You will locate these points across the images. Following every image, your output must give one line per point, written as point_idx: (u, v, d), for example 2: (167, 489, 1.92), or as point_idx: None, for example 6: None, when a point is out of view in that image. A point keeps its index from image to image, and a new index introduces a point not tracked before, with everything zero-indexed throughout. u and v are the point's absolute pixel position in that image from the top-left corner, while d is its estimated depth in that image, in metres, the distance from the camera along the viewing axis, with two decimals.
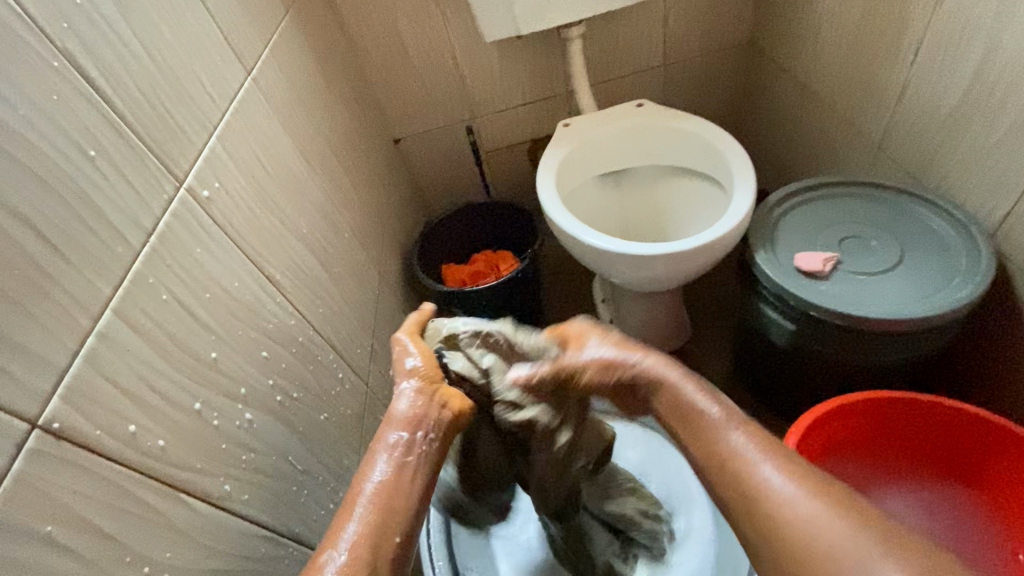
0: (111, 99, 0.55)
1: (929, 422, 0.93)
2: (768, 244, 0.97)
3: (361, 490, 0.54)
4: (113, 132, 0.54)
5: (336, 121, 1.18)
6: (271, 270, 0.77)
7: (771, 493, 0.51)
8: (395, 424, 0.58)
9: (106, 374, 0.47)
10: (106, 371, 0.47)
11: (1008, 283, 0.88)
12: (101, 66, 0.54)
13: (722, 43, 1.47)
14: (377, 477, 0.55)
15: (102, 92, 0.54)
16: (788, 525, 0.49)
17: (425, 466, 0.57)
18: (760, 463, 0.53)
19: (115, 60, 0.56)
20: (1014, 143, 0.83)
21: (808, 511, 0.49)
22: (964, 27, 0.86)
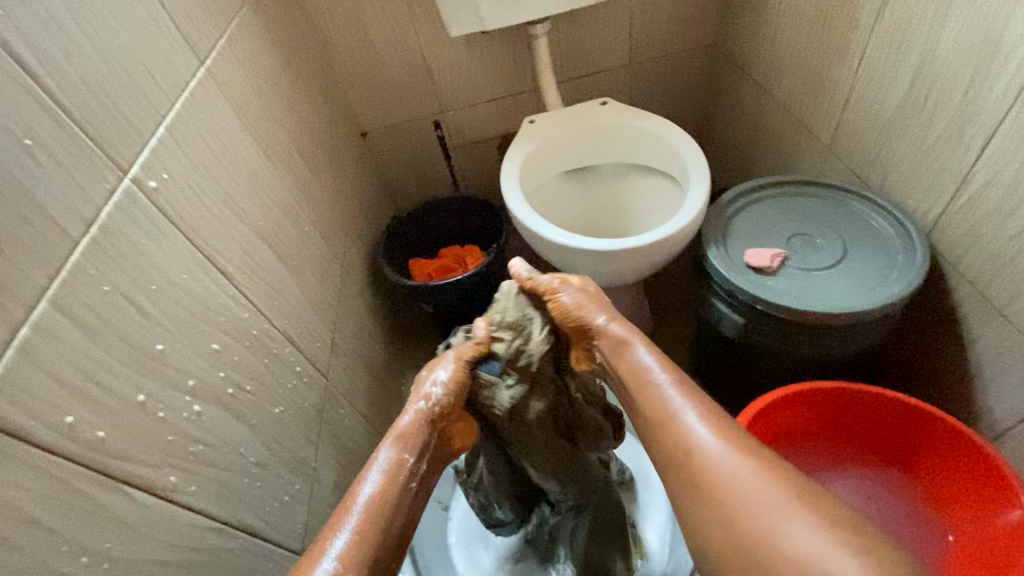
0: (49, 87, 0.54)
1: (897, 423, 0.96)
2: (720, 240, 1.00)
3: (354, 501, 0.60)
4: (52, 121, 0.53)
5: (298, 113, 1.18)
6: (223, 262, 0.77)
7: (710, 463, 0.57)
8: (393, 442, 0.65)
9: (42, 364, 0.47)
10: (42, 361, 0.47)
11: (939, 281, 0.93)
12: (40, 53, 0.54)
13: (685, 44, 1.49)
14: (367, 491, 0.61)
15: (41, 80, 0.53)
16: (720, 487, 0.55)
17: (417, 477, 0.64)
18: (701, 430, 0.59)
19: (55, 48, 0.56)
20: (947, 147, 0.87)
21: (737, 473, 0.55)
22: (902, 35, 0.90)
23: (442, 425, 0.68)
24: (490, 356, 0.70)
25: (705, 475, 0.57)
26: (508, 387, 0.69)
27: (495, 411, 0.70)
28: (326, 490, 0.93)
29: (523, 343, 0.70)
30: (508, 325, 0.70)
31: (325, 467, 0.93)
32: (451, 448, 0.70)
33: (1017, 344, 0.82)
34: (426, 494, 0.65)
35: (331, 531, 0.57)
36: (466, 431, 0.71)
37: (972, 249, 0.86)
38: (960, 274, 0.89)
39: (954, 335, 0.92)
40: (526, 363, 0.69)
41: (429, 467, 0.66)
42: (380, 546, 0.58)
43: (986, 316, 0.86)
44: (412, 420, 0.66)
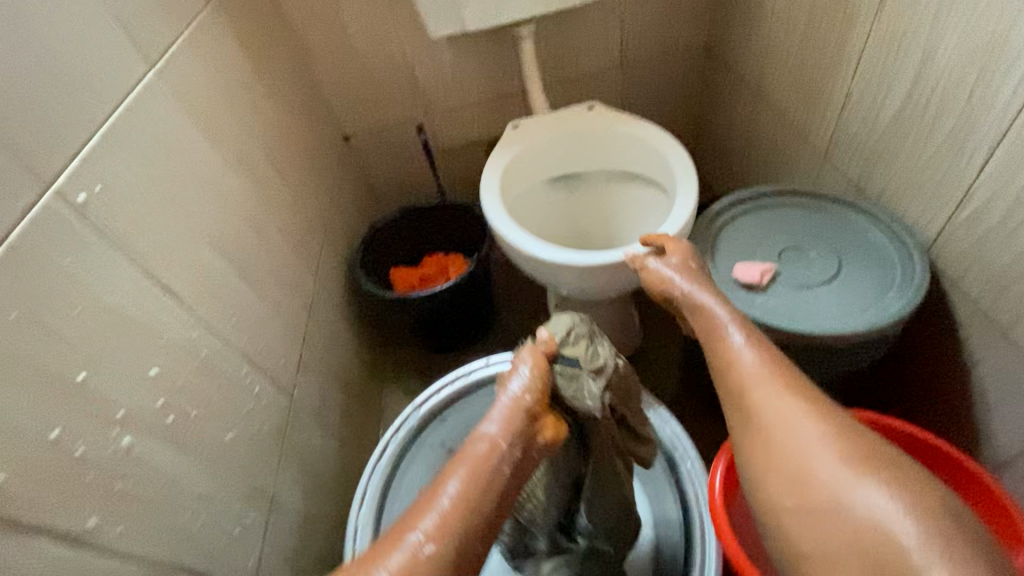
0: None
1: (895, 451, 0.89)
2: (706, 254, 0.95)
3: (443, 489, 0.54)
4: None
5: (271, 117, 1.12)
6: (169, 279, 0.71)
7: (768, 400, 0.59)
8: (488, 427, 0.58)
9: None
10: None
11: (940, 299, 0.87)
12: None
13: (677, 46, 1.44)
14: (452, 490, 0.53)
15: None
16: (770, 420, 0.58)
17: (513, 466, 0.57)
18: (754, 371, 0.61)
19: None
20: (948, 158, 0.81)
21: (785, 412, 0.57)
22: (900, 38, 0.85)
23: (537, 415, 0.60)
24: (568, 357, 0.69)
25: (786, 465, 0.55)
26: (593, 383, 0.69)
27: (585, 408, 0.68)
28: (288, 517, 0.87)
29: (593, 349, 0.71)
30: (571, 330, 0.70)
31: (288, 493, 0.88)
32: (548, 444, 0.61)
33: (1022, 370, 0.76)
34: (516, 487, 0.57)
35: (410, 525, 0.51)
36: (558, 427, 0.62)
37: (974, 266, 0.80)
38: (962, 293, 0.83)
39: (955, 357, 0.87)
40: (600, 361, 0.70)
41: (527, 458, 0.58)
42: (468, 531, 0.52)
43: (990, 338, 0.80)
44: (503, 410, 0.60)
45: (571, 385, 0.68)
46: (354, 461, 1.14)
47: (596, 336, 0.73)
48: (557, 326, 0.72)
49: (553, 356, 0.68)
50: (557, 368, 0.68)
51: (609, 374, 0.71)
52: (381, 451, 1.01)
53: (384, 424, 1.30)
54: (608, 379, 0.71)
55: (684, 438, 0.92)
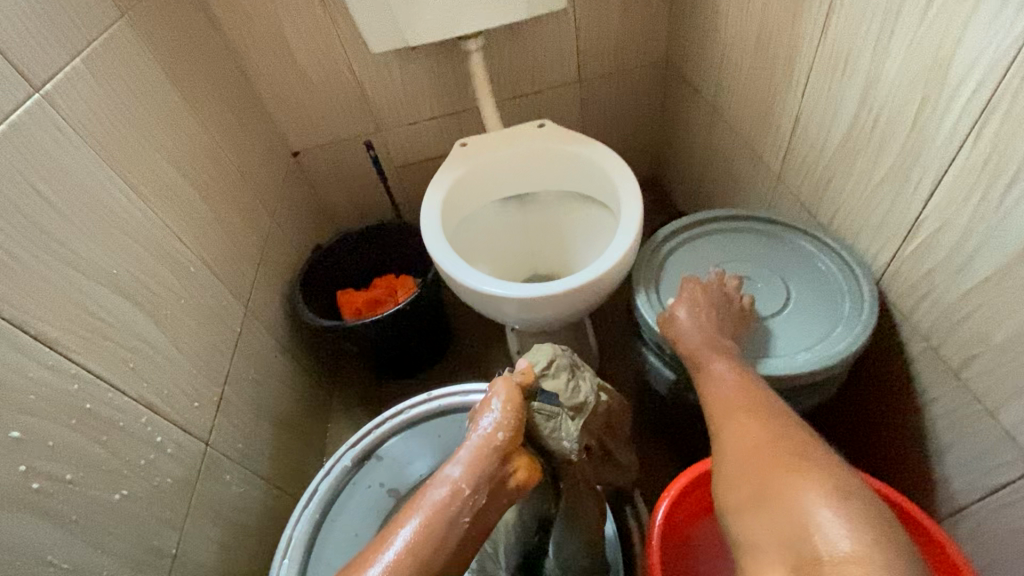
0: None
1: None
2: (650, 285, 0.90)
3: (406, 521, 0.61)
4: None
5: (198, 137, 1.05)
6: (43, 327, 0.64)
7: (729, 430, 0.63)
8: (457, 467, 0.63)
9: None
10: None
11: (891, 333, 0.83)
12: None
13: (636, 60, 1.39)
14: (416, 519, 0.60)
15: None
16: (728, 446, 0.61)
17: (475, 505, 0.62)
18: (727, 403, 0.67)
19: None
20: (894, 187, 0.77)
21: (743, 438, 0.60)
22: (845, 59, 0.80)
23: (508, 454, 0.65)
24: (548, 392, 0.76)
25: (747, 479, 0.56)
26: (572, 422, 0.75)
27: (561, 447, 0.74)
28: (198, 575, 0.81)
29: (573, 387, 0.77)
30: (552, 364, 0.77)
31: (198, 549, 0.82)
32: (518, 483, 0.66)
33: (973, 414, 0.72)
34: (482, 524, 0.64)
35: (376, 550, 0.59)
36: (529, 466, 0.67)
37: (924, 301, 0.76)
38: (913, 328, 0.79)
39: (907, 394, 0.82)
40: (579, 398, 0.77)
41: (492, 496, 0.64)
42: (425, 566, 0.58)
43: (941, 378, 0.76)
44: (472, 447, 0.65)
45: (550, 422, 0.74)
46: (287, 502, 1.07)
47: (577, 369, 0.80)
48: (540, 356, 0.79)
49: (531, 390, 0.73)
50: (536, 403, 0.74)
51: (588, 413, 0.77)
52: (307, 496, 0.92)
53: (326, 458, 1.23)
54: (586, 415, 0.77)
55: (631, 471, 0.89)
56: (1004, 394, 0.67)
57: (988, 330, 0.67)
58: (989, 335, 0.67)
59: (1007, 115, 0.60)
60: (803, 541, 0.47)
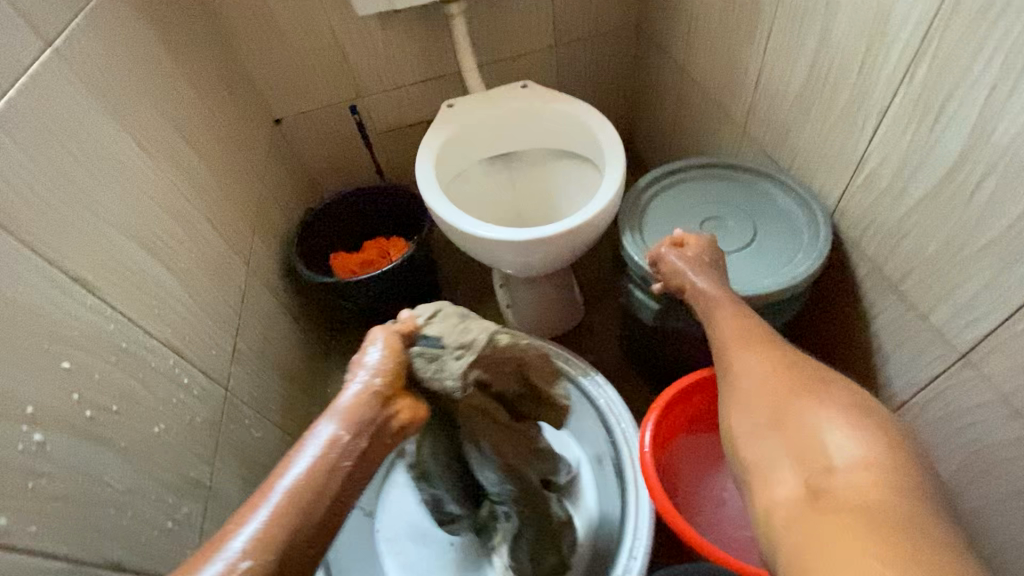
0: None
1: None
2: (634, 226, 0.99)
3: (279, 482, 0.51)
4: None
5: (190, 99, 1.07)
6: (79, 270, 0.68)
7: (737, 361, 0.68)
8: (334, 416, 0.56)
9: None
10: None
11: (843, 260, 0.94)
12: None
13: (609, 25, 1.46)
14: (295, 471, 0.51)
15: None
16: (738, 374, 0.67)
17: (357, 455, 0.54)
18: (735, 333, 0.72)
19: None
20: (846, 129, 0.87)
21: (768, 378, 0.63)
22: (801, 17, 0.90)
23: (392, 394, 0.60)
24: (429, 336, 0.69)
25: (763, 407, 0.61)
26: (456, 360, 0.69)
27: (445, 388, 0.69)
28: (228, 507, 0.87)
29: (462, 326, 0.72)
30: (436, 312, 0.71)
31: (226, 484, 0.87)
32: (403, 426, 0.60)
33: (910, 321, 0.84)
34: (365, 478, 0.55)
35: (248, 510, 0.49)
36: (416, 408, 0.61)
37: (869, 228, 0.88)
38: (860, 253, 0.91)
39: (857, 312, 0.95)
40: (467, 338, 0.71)
41: (375, 442, 0.57)
42: (297, 531, 0.48)
43: (884, 293, 0.88)
44: (351, 394, 0.58)
45: (438, 362, 0.68)
46: (298, 449, 1.13)
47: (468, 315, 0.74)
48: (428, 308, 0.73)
49: (411, 339, 0.68)
50: (417, 349, 0.68)
51: (479, 349, 0.71)
52: None
53: None
54: (478, 356, 0.71)
55: (618, 403, 1.00)
56: (935, 299, 0.79)
57: (922, 244, 0.79)
58: (923, 250, 0.79)
59: (936, 58, 0.71)
60: (810, 446, 0.54)
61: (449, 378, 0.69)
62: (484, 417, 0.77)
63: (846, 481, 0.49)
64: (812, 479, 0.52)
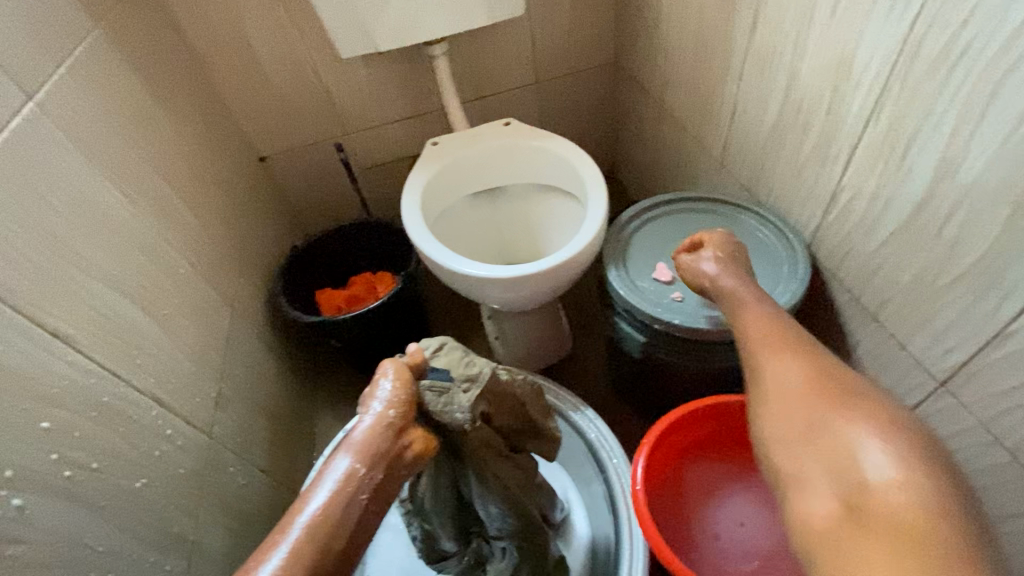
0: None
1: None
2: (619, 260, 1.01)
3: (299, 515, 0.54)
4: None
5: (175, 143, 1.07)
6: (60, 325, 0.67)
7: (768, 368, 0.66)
8: (349, 450, 0.57)
9: None
10: None
11: (823, 290, 0.97)
12: None
13: (588, 62, 1.50)
14: (313, 507, 0.54)
15: None
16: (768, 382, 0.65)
17: (371, 489, 0.56)
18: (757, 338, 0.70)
19: None
20: (818, 165, 0.91)
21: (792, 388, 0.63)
22: (770, 59, 0.94)
23: (403, 428, 0.61)
24: (437, 369, 0.71)
25: (797, 419, 0.60)
26: (465, 394, 0.70)
27: (455, 420, 0.69)
28: (212, 561, 0.84)
29: (468, 360, 0.73)
30: (440, 347, 0.75)
31: (210, 536, 0.85)
32: (416, 458, 0.61)
33: (889, 349, 0.86)
34: (380, 509, 0.58)
35: (269, 545, 0.52)
36: (428, 440, 0.63)
37: (846, 259, 0.90)
38: (839, 283, 0.93)
39: (839, 341, 0.96)
40: (473, 370, 0.72)
41: (389, 476, 0.59)
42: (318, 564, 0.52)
43: (864, 322, 0.90)
44: (365, 428, 0.59)
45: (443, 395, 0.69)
46: (284, 494, 1.10)
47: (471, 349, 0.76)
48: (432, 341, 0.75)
49: (423, 369, 0.68)
50: (426, 382, 0.69)
51: (485, 382, 0.72)
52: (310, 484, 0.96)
53: (317, 454, 1.27)
54: (484, 387, 0.72)
55: (610, 438, 0.99)
56: (911, 328, 0.82)
57: (897, 275, 0.82)
58: (897, 280, 0.82)
59: (898, 99, 0.74)
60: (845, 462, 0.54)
61: (460, 410, 0.69)
62: (490, 452, 0.75)
63: (886, 498, 0.50)
64: (848, 497, 0.51)
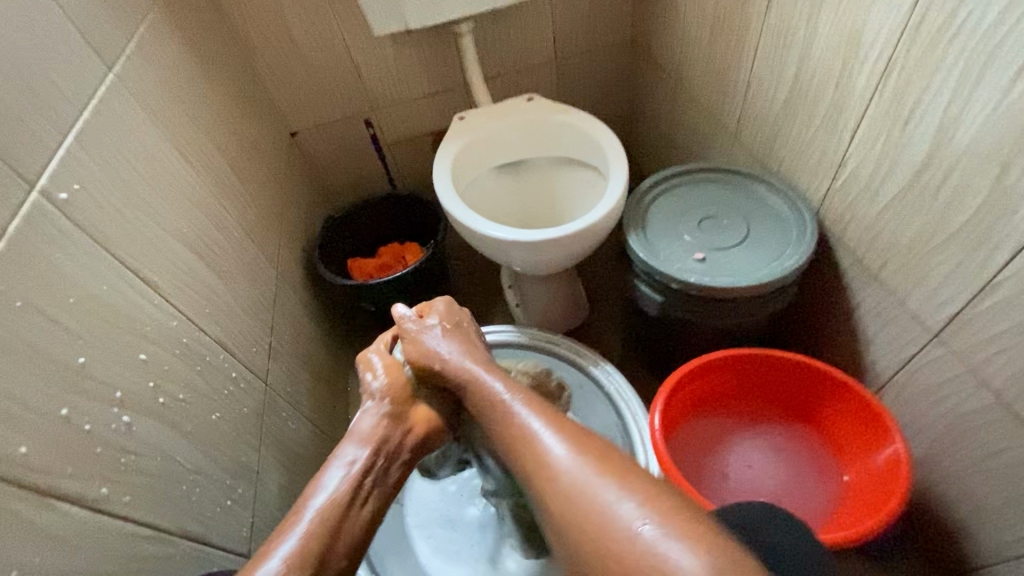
0: None
1: (787, 377, 1.02)
2: (638, 225, 1.08)
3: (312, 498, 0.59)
4: None
5: (221, 115, 1.14)
6: (145, 272, 0.75)
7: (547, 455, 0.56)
8: (354, 442, 0.65)
9: None
10: None
11: (828, 254, 1.04)
12: None
13: (605, 40, 1.56)
14: (327, 487, 0.59)
15: None
16: (554, 476, 0.54)
17: (375, 473, 0.63)
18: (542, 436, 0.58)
19: None
20: (826, 136, 0.97)
21: (585, 481, 0.53)
22: (784, 35, 0.99)
23: (400, 414, 0.68)
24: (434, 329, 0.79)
25: (573, 481, 0.53)
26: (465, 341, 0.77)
27: None
28: (270, 492, 0.93)
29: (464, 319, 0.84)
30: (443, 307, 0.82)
31: (268, 470, 0.94)
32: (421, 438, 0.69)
33: (889, 306, 0.94)
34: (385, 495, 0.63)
35: (284, 527, 0.55)
36: (432, 419, 0.70)
37: (851, 224, 0.97)
38: (844, 247, 1.00)
39: (842, 301, 1.03)
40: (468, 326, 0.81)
41: (397, 458, 0.66)
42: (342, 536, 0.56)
43: (865, 283, 0.97)
44: (373, 418, 0.67)
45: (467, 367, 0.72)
46: (325, 441, 1.19)
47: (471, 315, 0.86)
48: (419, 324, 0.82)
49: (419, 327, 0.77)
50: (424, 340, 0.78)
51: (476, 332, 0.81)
52: None
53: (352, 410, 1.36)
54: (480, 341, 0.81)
55: (628, 390, 1.02)
56: (909, 287, 0.89)
57: (898, 237, 0.88)
58: (897, 241, 0.89)
59: (902, 72, 0.81)
60: (609, 519, 0.50)
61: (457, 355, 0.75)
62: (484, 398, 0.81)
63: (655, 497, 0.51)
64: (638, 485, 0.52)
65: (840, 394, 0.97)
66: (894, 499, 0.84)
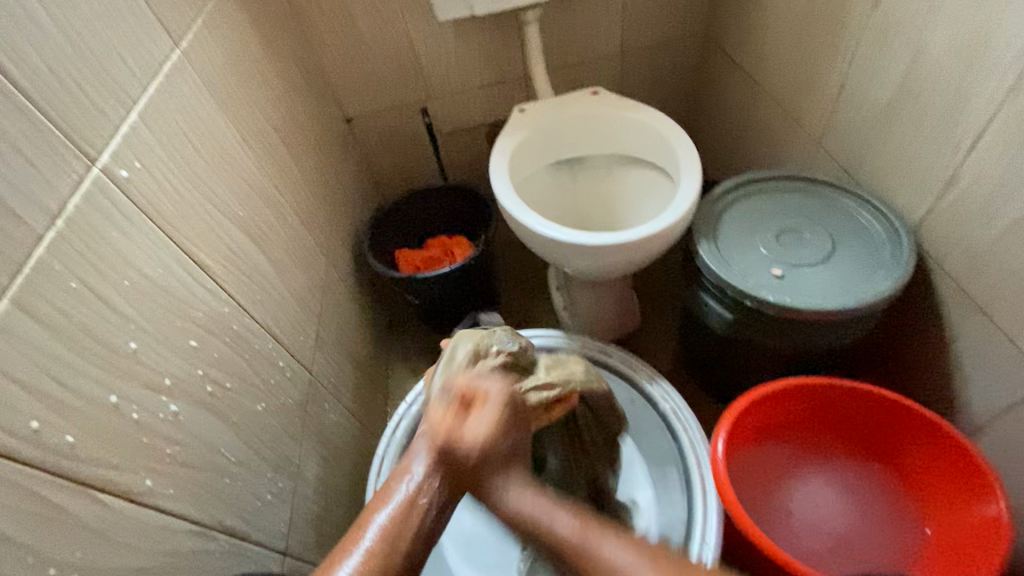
0: (23, 86, 0.51)
1: (869, 414, 0.94)
2: (709, 234, 1.00)
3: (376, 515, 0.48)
4: (21, 114, 0.50)
5: (281, 96, 1.12)
6: (201, 256, 0.73)
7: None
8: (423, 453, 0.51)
9: (14, 375, 0.45)
10: (15, 372, 0.45)
11: (925, 278, 0.93)
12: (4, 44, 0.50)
13: (678, 34, 1.47)
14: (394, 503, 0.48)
15: (11, 76, 0.50)
16: None
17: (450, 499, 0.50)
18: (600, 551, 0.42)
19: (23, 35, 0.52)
20: (936, 148, 0.86)
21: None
22: (894, 34, 0.89)
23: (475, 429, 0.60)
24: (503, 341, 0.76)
25: None
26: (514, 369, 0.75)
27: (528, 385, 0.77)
28: (310, 486, 0.91)
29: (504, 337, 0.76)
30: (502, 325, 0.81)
31: (309, 463, 0.92)
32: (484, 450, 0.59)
33: (997, 343, 0.83)
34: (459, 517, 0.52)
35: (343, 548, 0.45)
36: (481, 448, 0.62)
37: (957, 248, 0.86)
38: (945, 272, 0.89)
39: (937, 332, 0.93)
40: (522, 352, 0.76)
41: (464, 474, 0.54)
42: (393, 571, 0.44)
43: (968, 314, 0.87)
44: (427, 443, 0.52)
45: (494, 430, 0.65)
46: (366, 436, 1.17)
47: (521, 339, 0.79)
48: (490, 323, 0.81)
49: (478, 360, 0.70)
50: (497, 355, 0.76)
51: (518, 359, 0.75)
52: (394, 424, 0.96)
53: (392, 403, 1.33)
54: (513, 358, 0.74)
55: (686, 410, 0.94)
56: None
57: (1018, 266, 0.78)
58: (1017, 271, 0.78)
59: None
60: None
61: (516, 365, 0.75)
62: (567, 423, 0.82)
63: None
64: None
65: (932, 441, 0.88)
66: (986, 565, 0.76)
